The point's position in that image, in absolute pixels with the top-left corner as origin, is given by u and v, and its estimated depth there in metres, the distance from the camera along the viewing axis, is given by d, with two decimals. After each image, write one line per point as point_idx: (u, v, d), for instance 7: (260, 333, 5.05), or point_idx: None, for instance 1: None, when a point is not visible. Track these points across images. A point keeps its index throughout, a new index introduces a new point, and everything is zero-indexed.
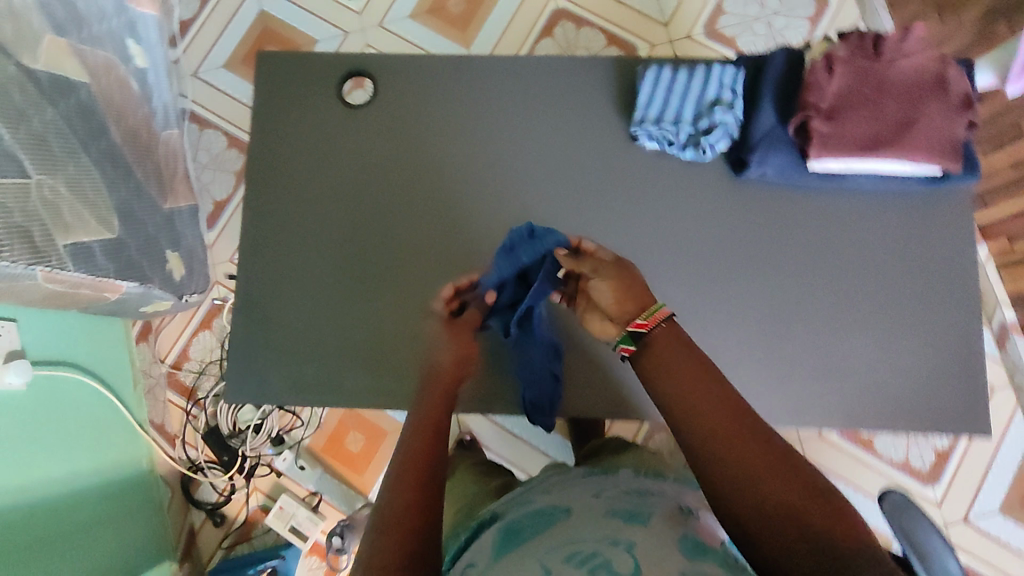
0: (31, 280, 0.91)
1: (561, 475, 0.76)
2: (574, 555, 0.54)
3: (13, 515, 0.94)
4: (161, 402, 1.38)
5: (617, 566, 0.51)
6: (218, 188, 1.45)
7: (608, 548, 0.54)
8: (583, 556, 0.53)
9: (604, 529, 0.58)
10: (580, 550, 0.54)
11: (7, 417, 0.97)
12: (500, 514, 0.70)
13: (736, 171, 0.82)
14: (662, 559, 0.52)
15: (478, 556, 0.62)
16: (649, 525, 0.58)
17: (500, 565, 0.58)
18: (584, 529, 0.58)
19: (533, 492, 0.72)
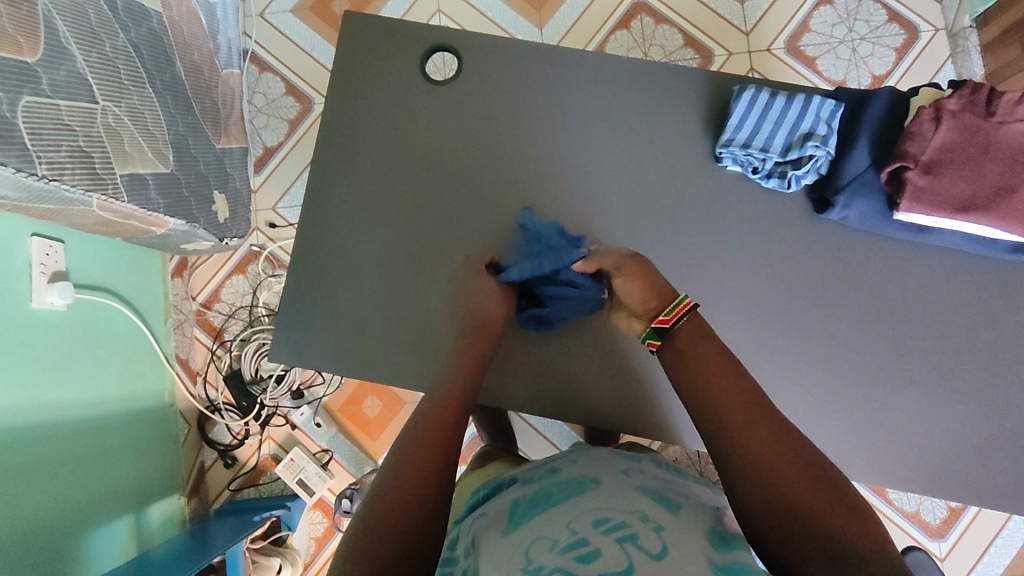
0: (86, 207, 0.89)
1: (589, 452, 0.72)
2: (601, 521, 0.51)
3: (38, 437, 0.93)
4: (188, 337, 1.35)
5: (644, 540, 0.47)
6: (269, 135, 1.38)
7: (636, 523, 0.50)
8: (610, 524, 0.50)
9: (634, 504, 0.54)
10: (608, 518, 0.51)
11: (44, 339, 0.97)
12: (524, 479, 0.67)
13: (819, 211, 0.85)
14: (689, 544, 0.48)
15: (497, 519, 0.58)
16: (681, 510, 0.54)
17: (518, 531, 0.54)
18: (613, 500, 0.55)
19: (562, 462, 0.69)
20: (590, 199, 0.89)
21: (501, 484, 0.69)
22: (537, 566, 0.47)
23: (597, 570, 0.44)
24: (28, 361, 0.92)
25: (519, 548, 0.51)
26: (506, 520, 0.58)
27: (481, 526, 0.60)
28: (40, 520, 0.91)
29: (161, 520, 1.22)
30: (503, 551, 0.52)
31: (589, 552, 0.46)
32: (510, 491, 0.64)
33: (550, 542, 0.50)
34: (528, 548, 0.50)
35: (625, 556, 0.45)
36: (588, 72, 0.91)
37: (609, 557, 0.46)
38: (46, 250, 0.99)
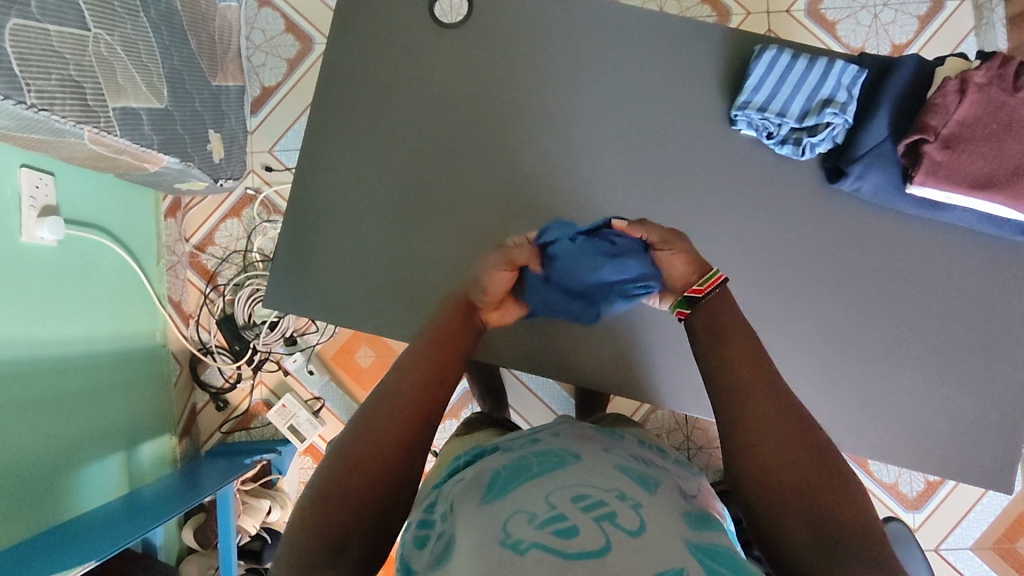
0: (77, 139, 0.86)
1: (571, 425, 0.70)
2: (581, 495, 0.50)
3: (28, 372, 0.92)
4: (181, 279, 1.32)
5: (622, 518, 0.47)
6: (269, 74, 1.33)
7: (614, 501, 0.49)
8: (589, 501, 0.49)
9: (613, 481, 0.53)
10: (586, 493, 0.50)
11: (35, 274, 0.95)
12: (505, 447, 0.66)
13: (832, 180, 0.84)
14: (666, 522, 0.48)
15: (475, 488, 0.57)
16: (660, 490, 0.54)
17: (494, 502, 0.53)
18: (592, 475, 0.54)
19: (542, 432, 0.67)
20: (597, 158, 0.87)
21: (482, 451, 0.68)
22: (515, 539, 0.46)
23: (575, 548, 0.43)
24: (18, 294, 0.91)
25: (495, 516, 0.50)
26: (484, 486, 0.57)
27: (456, 487, 0.59)
28: (30, 453, 0.91)
29: (152, 459, 1.23)
30: (479, 518, 0.50)
31: (568, 528, 0.45)
32: (491, 458, 0.63)
33: (528, 514, 0.48)
34: (505, 518, 0.49)
35: (602, 535, 0.45)
36: (603, 26, 0.88)
37: (587, 536, 0.45)
38: (35, 183, 0.96)
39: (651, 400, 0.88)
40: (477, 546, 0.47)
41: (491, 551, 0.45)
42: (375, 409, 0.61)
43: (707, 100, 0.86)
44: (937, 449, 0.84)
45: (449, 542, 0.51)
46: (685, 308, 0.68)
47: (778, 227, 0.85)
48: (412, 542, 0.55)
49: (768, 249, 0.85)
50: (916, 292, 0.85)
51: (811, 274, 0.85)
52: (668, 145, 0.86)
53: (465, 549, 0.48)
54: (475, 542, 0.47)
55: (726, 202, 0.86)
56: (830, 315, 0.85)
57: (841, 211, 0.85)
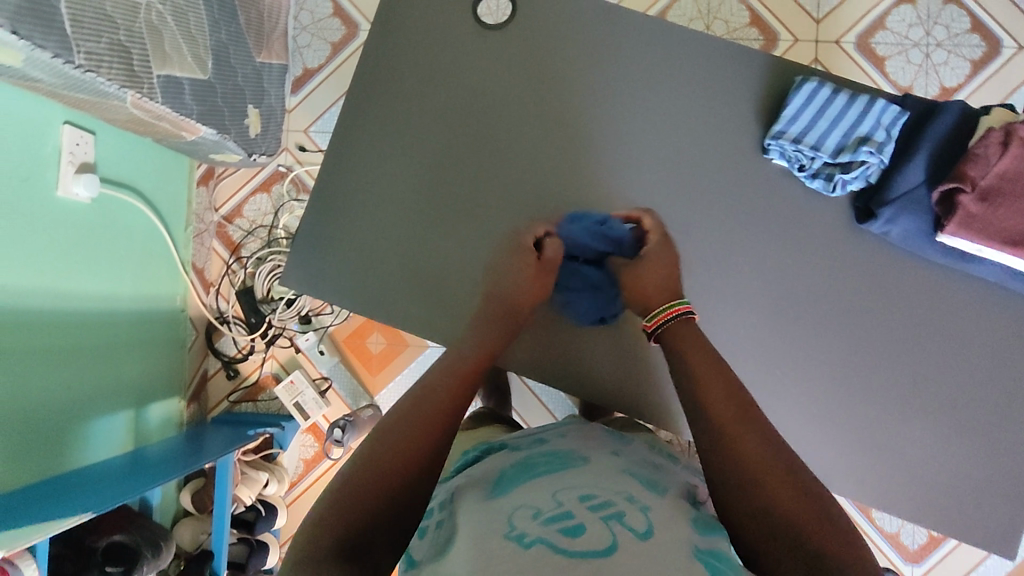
0: (119, 102, 0.89)
1: (580, 427, 0.72)
2: (587, 496, 0.51)
3: (50, 323, 0.95)
4: (205, 247, 1.35)
5: (630, 518, 0.48)
6: (312, 56, 1.35)
7: (623, 503, 0.51)
8: (596, 502, 0.50)
9: (621, 485, 0.55)
10: (594, 495, 0.52)
11: (66, 228, 0.98)
12: (513, 446, 0.67)
13: (861, 221, 0.82)
14: (674, 526, 0.49)
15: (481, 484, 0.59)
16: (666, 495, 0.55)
17: (498, 498, 0.54)
18: (600, 480, 0.55)
19: (550, 434, 0.69)
20: (624, 172, 0.86)
21: (491, 447, 0.69)
22: (519, 532, 0.47)
23: (581, 546, 0.44)
24: (50, 245, 0.94)
25: (502, 511, 0.51)
26: (489, 482, 0.59)
27: (461, 483, 0.61)
28: (45, 400, 0.93)
29: (160, 419, 1.25)
30: (483, 510, 0.53)
31: (574, 526, 0.46)
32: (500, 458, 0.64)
33: (533, 511, 0.50)
34: (510, 513, 0.50)
35: (610, 536, 0.45)
36: (644, 42, 0.87)
37: (594, 534, 0.46)
38: (76, 139, 0.98)
39: (669, 419, 0.86)
40: (481, 536, 0.48)
41: (495, 543, 0.46)
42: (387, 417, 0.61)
43: (742, 126, 0.85)
44: (941, 506, 0.82)
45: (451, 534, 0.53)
46: (654, 342, 0.73)
47: (800, 262, 0.84)
48: (417, 535, 0.58)
49: (788, 283, 0.84)
50: (938, 343, 0.82)
51: (829, 313, 0.83)
52: (698, 167, 0.86)
53: (468, 541, 0.49)
54: (480, 533, 0.48)
55: (750, 231, 0.85)
56: (845, 355, 0.83)
57: (868, 252, 0.83)
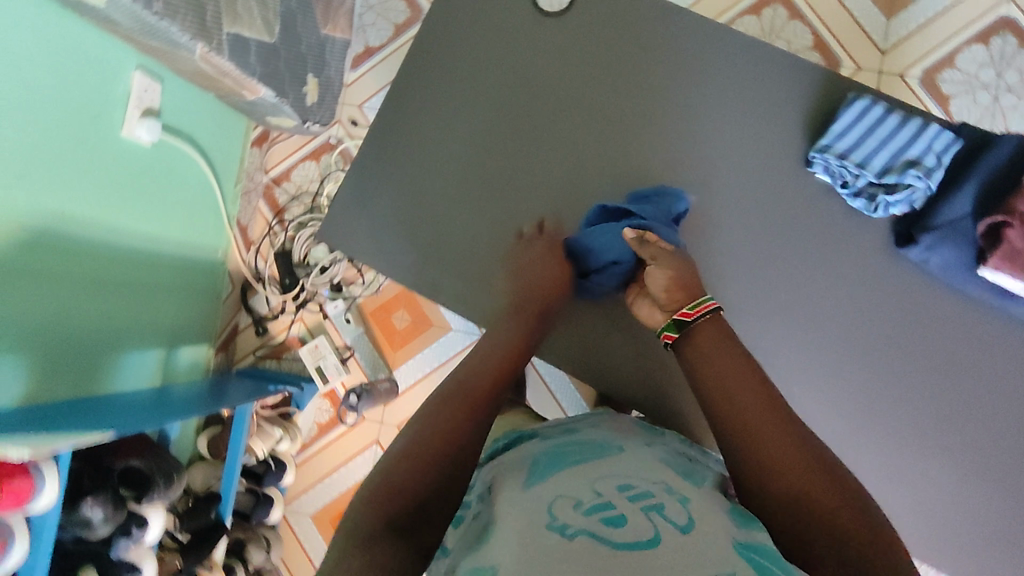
0: (189, 54, 0.92)
1: (611, 418, 0.74)
2: (627, 488, 0.54)
3: (101, 255, 0.99)
4: (251, 207, 1.41)
5: (671, 513, 0.51)
6: (375, 35, 1.39)
7: (662, 497, 0.53)
8: (636, 494, 0.53)
9: (658, 477, 0.58)
10: (633, 487, 0.54)
11: (126, 168, 1.02)
12: (544, 434, 0.70)
13: (900, 245, 0.82)
14: (713, 520, 0.51)
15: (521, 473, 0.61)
16: (700, 484, 0.59)
17: (537, 488, 0.57)
18: (636, 468, 0.59)
19: (580, 425, 0.71)
20: (663, 175, 0.87)
21: (521, 436, 0.72)
22: (561, 523, 0.50)
23: (622, 538, 0.47)
24: (108, 182, 0.98)
25: (544, 500, 0.54)
26: (527, 472, 0.61)
27: (501, 476, 0.63)
28: (81, 326, 0.96)
29: (188, 363, 1.29)
30: (526, 499, 0.55)
31: (615, 518, 0.50)
32: (533, 445, 0.67)
33: (574, 501, 0.53)
34: (550, 502, 0.53)
35: (651, 529, 0.49)
36: (699, 49, 0.88)
37: (634, 528, 0.49)
38: (145, 84, 1.01)
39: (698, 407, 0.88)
40: (527, 527, 0.51)
41: (540, 533, 0.49)
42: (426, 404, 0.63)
43: (788, 142, 0.85)
44: None
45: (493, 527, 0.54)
46: (674, 333, 0.69)
47: (830, 286, 0.84)
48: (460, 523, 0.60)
49: (816, 304, 0.84)
50: (958, 381, 0.82)
51: (854, 339, 0.83)
52: (739, 178, 0.85)
53: (513, 530, 0.51)
54: (525, 524, 0.51)
55: (784, 247, 0.85)
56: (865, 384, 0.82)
57: (897, 283, 0.83)
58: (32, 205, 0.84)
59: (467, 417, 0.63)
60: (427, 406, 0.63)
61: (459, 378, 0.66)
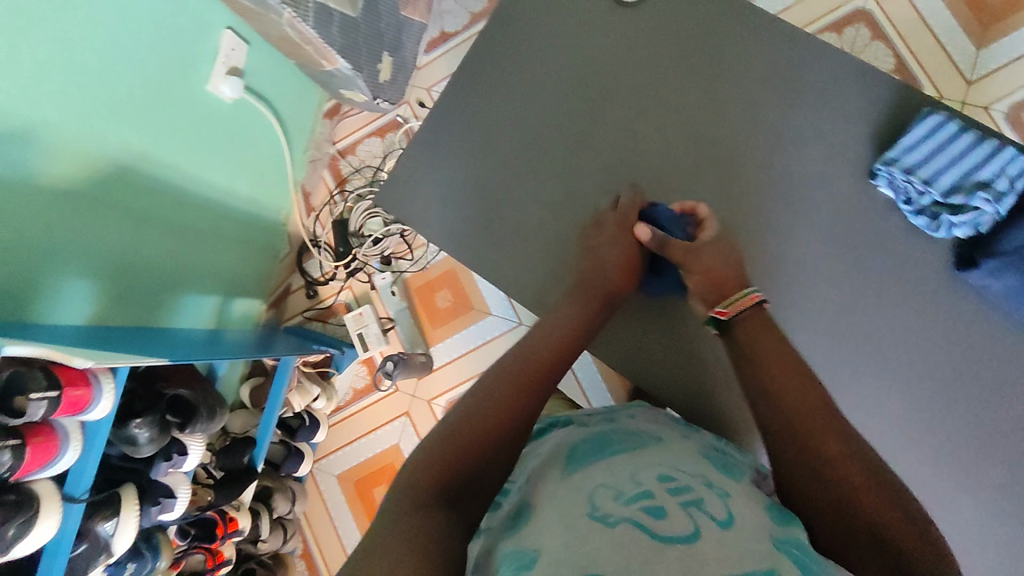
0: (277, 18, 0.97)
1: (648, 410, 0.76)
2: (666, 479, 0.55)
3: (176, 199, 1.06)
4: (316, 174, 1.47)
5: (710, 507, 0.52)
6: (452, 21, 1.43)
7: (701, 491, 0.54)
8: (675, 486, 0.54)
9: (696, 469, 0.59)
10: (672, 478, 0.55)
11: (208, 122, 1.08)
12: (580, 421, 0.72)
13: (960, 268, 0.88)
14: (752, 518, 0.52)
15: (558, 457, 0.63)
16: (738, 481, 0.60)
17: (577, 474, 0.58)
18: (678, 461, 0.60)
19: (619, 414, 0.74)
20: None
21: (557, 421, 0.74)
22: (602, 513, 0.51)
23: (665, 532, 0.48)
24: (190, 133, 1.04)
25: (582, 487, 0.56)
26: (564, 458, 0.63)
27: (537, 461, 0.64)
28: (148, 262, 1.02)
29: (241, 314, 1.35)
30: (563, 487, 0.57)
31: (656, 510, 0.50)
32: (570, 430, 0.69)
33: (613, 492, 0.54)
34: (590, 491, 0.55)
35: (692, 523, 0.49)
36: None
37: (675, 522, 0.49)
38: (233, 44, 1.08)
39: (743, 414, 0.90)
40: (568, 514, 0.52)
41: (581, 521, 0.50)
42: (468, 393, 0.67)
43: None
44: None
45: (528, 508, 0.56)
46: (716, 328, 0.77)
47: None
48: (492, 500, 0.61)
49: None
50: None
51: None
52: None
53: (553, 516, 0.52)
54: (565, 513, 0.52)
55: None
56: None
57: None
58: (119, 143, 0.90)
59: (524, 397, 0.66)
60: (483, 385, 0.67)
61: (514, 359, 0.69)
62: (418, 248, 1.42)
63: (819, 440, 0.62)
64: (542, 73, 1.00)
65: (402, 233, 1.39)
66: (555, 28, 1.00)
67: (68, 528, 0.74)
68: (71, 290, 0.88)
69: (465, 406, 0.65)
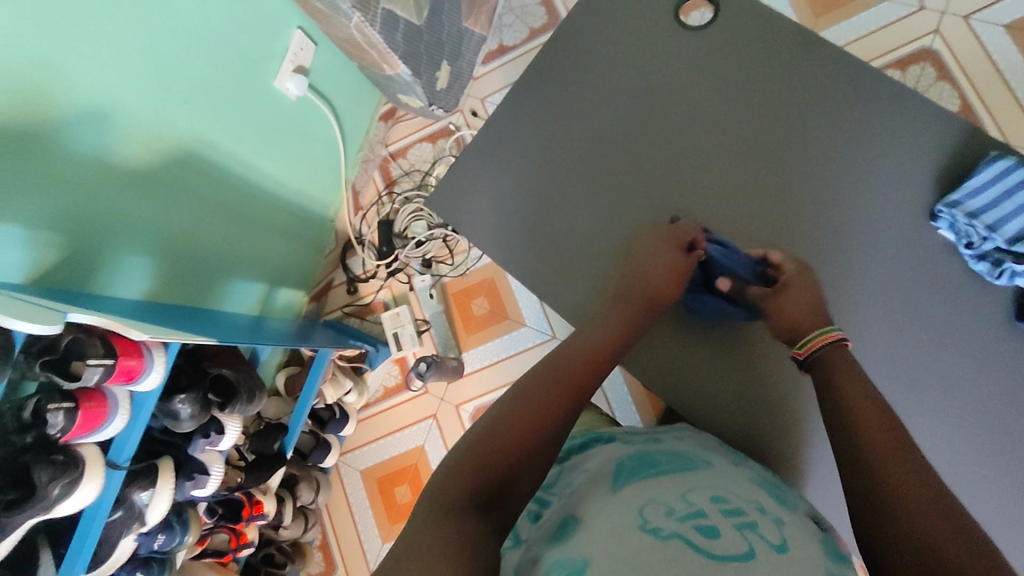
0: (346, 21, 1.00)
1: (694, 435, 0.74)
2: (718, 502, 0.52)
3: (236, 187, 1.09)
4: (366, 175, 1.50)
5: (764, 532, 0.48)
6: (510, 34, 1.45)
7: (755, 516, 0.51)
8: (728, 509, 0.51)
9: (747, 495, 0.56)
10: (723, 501, 0.52)
11: (272, 115, 1.12)
12: (625, 439, 0.70)
13: (1020, 318, 0.85)
14: (806, 547, 0.49)
15: (604, 475, 0.61)
16: (793, 512, 0.56)
17: (625, 489, 0.56)
18: (729, 485, 0.57)
19: (664, 436, 0.72)
20: None
21: (599, 438, 0.73)
22: (654, 526, 0.48)
23: (720, 549, 0.45)
24: (255, 124, 1.08)
25: (631, 503, 0.53)
26: (610, 476, 0.61)
27: (583, 479, 0.62)
28: (203, 246, 1.05)
29: (284, 304, 1.39)
30: (612, 502, 0.54)
31: (710, 529, 0.47)
32: (615, 449, 0.67)
33: (666, 508, 0.51)
34: (640, 507, 0.52)
35: (747, 545, 0.46)
36: None
37: (731, 541, 0.46)
38: (301, 44, 1.12)
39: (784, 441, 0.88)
40: (617, 529, 0.49)
41: (632, 533, 0.47)
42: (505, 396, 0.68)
43: None
44: None
45: (573, 522, 0.53)
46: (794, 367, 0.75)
47: None
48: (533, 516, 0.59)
49: None
50: None
51: None
52: None
53: (601, 529, 0.50)
54: (615, 526, 0.49)
55: None
56: None
57: None
58: (188, 128, 0.94)
59: (560, 401, 0.66)
60: (519, 391, 0.67)
61: (552, 364, 0.70)
62: (459, 254, 1.43)
63: (876, 450, 0.57)
64: (599, 90, 1.01)
65: (445, 238, 1.41)
66: (615, 47, 1.02)
67: (108, 493, 0.76)
68: (129, 265, 0.91)
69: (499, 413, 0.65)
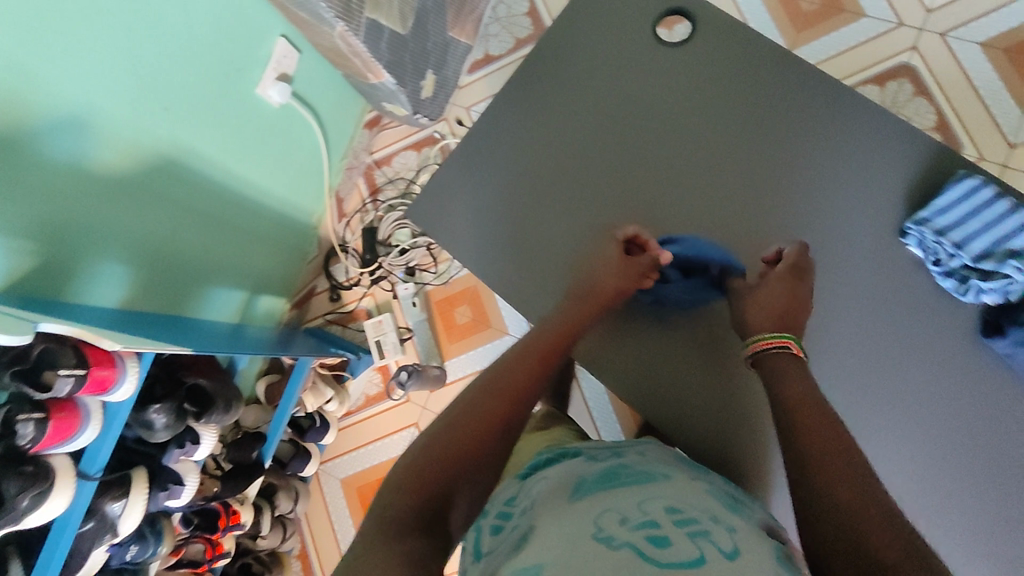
0: (329, 30, 1.01)
1: (658, 449, 0.75)
2: (674, 512, 0.52)
3: (217, 195, 1.09)
4: (351, 182, 1.50)
5: (717, 539, 0.49)
6: (497, 44, 1.46)
7: (710, 523, 0.52)
8: (683, 518, 0.51)
9: (705, 505, 0.56)
10: (680, 511, 0.53)
11: (254, 122, 1.12)
12: (588, 454, 0.71)
13: (987, 334, 0.86)
14: (759, 552, 0.49)
15: (563, 487, 0.61)
16: (748, 520, 0.57)
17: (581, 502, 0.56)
18: (687, 497, 0.57)
19: (628, 450, 0.72)
20: None
21: (565, 453, 0.73)
22: (608, 534, 0.49)
23: (669, 556, 0.45)
24: (237, 131, 1.08)
25: (588, 513, 0.53)
26: (570, 488, 0.61)
27: (544, 490, 0.62)
28: (182, 252, 1.05)
29: (264, 312, 1.38)
30: (568, 511, 0.55)
31: (661, 538, 0.48)
32: (578, 463, 0.68)
33: (620, 517, 0.51)
34: (596, 516, 0.52)
35: (697, 550, 0.46)
36: None
37: (680, 548, 0.47)
38: (285, 52, 1.12)
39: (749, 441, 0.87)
40: (571, 536, 0.49)
41: (585, 541, 0.48)
42: (465, 398, 0.69)
43: None
44: None
45: (529, 533, 0.54)
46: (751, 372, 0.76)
47: None
48: (491, 528, 0.59)
49: None
50: None
51: None
52: None
53: (553, 538, 0.50)
54: (569, 534, 0.50)
55: None
56: None
57: None
58: (168, 134, 0.94)
59: (505, 411, 0.68)
60: (470, 400, 0.69)
61: (499, 373, 0.72)
62: (441, 262, 1.44)
63: (825, 459, 0.58)
64: (581, 103, 1.02)
65: (428, 246, 1.41)
66: (598, 60, 1.02)
67: (80, 504, 0.75)
68: (105, 273, 0.91)
69: (448, 422, 0.66)
